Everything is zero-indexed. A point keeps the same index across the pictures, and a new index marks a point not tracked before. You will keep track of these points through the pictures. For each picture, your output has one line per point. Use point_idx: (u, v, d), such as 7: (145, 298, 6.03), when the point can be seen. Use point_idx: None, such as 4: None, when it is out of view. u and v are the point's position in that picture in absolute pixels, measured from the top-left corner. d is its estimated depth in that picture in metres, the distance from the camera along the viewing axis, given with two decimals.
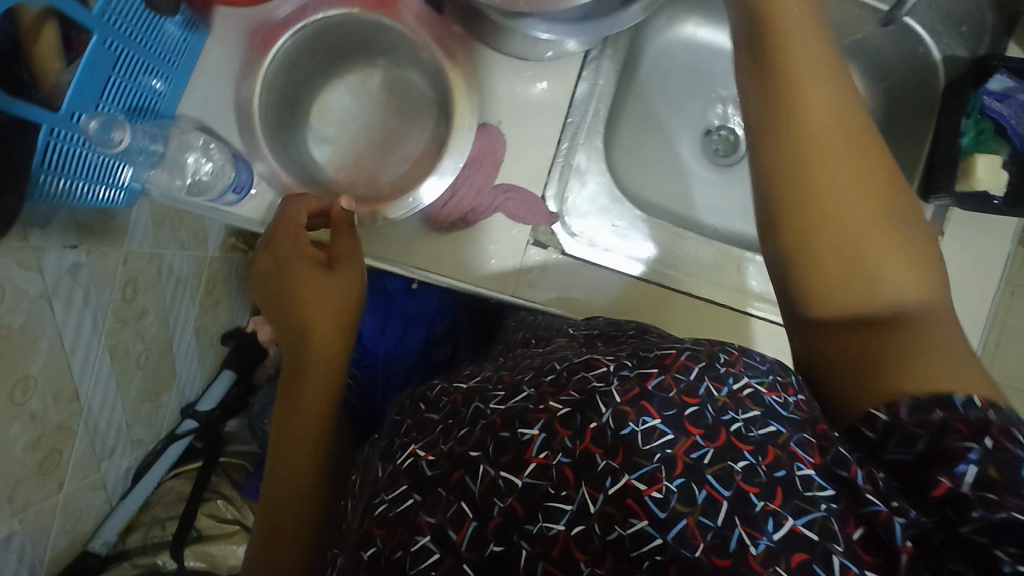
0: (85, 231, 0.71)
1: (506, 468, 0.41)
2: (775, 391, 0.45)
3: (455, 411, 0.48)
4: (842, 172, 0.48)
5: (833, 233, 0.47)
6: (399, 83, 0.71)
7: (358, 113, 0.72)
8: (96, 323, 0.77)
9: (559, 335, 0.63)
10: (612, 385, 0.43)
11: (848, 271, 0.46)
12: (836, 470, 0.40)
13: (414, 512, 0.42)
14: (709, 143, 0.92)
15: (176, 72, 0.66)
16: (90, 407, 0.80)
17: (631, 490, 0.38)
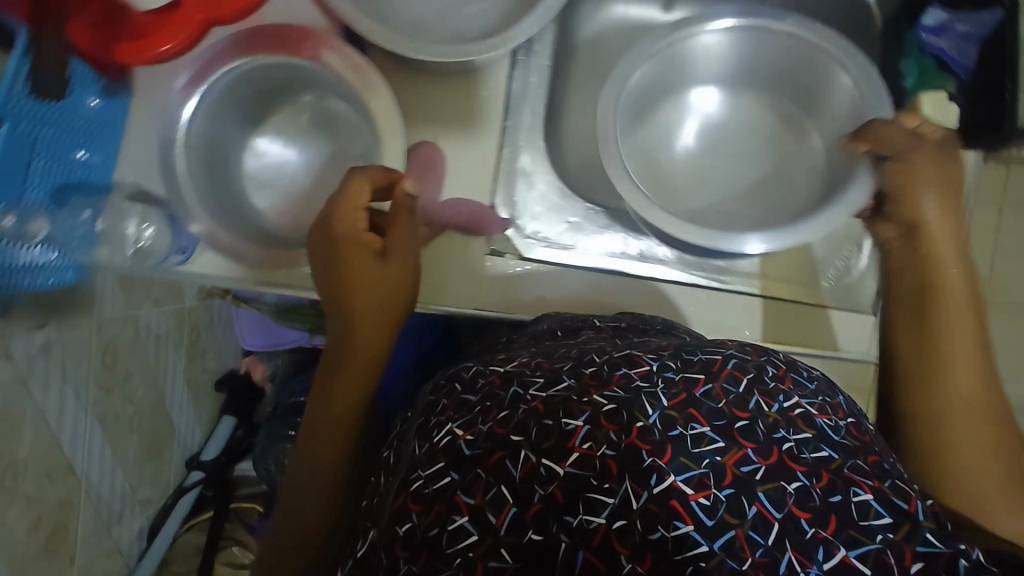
0: (50, 308, 0.71)
1: (547, 457, 0.46)
2: (825, 413, 0.52)
3: (494, 394, 0.53)
4: (962, 356, 0.56)
5: (965, 452, 0.53)
6: (326, 115, 0.70)
7: (295, 156, 0.71)
8: (79, 395, 0.77)
9: (585, 328, 0.65)
10: (659, 388, 0.50)
11: (957, 437, 0.53)
12: (896, 501, 0.46)
13: (453, 489, 0.47)
14: None
15: (103, 140, 0.64)
16: (88, 478, 0.81)
17: (677, 493, 0.44)
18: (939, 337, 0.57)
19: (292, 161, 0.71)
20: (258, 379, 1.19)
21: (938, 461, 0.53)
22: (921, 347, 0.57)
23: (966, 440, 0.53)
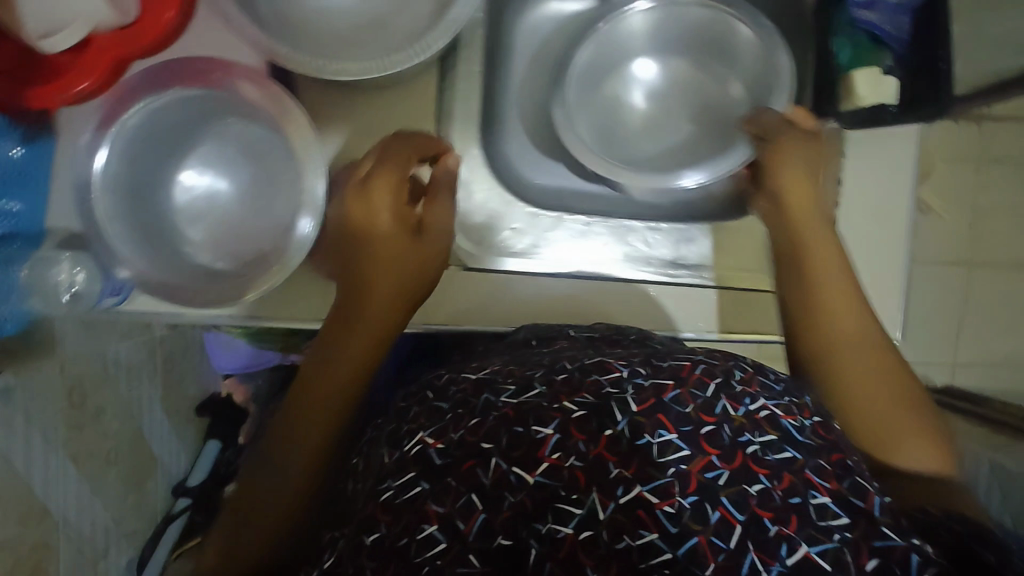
0: (7, 355, 0.69)
1: (517, 465, 0.53)
2: (792, 414, 0.57)
3: (466, 401, 0.60)
4: (858, 360, 0.68)
5: (870, 412, 0.65)
6: (251, 140, 0.76)
7: (224, 184, 0.77)
8: (48, 437, 0.77)
9: (561, 338, 0.74)
10: (629, 395, 0.56)
11: (876, 439, 0.64)
12: (851, 500, 0.51)
13: (423, 499, 0.54)
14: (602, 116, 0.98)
15: (28, 189, 0.70)
16: (67, 517, 0.81)
17: (643, 503, 0.51)
18: (839, 367, 0.68)
19: (225, 187, 0.77)
20: (240, 401, 1.20)
21: (863, 432, 0.65)
22: (839, 384, 0.67)
23: (869, 399, 0.66)
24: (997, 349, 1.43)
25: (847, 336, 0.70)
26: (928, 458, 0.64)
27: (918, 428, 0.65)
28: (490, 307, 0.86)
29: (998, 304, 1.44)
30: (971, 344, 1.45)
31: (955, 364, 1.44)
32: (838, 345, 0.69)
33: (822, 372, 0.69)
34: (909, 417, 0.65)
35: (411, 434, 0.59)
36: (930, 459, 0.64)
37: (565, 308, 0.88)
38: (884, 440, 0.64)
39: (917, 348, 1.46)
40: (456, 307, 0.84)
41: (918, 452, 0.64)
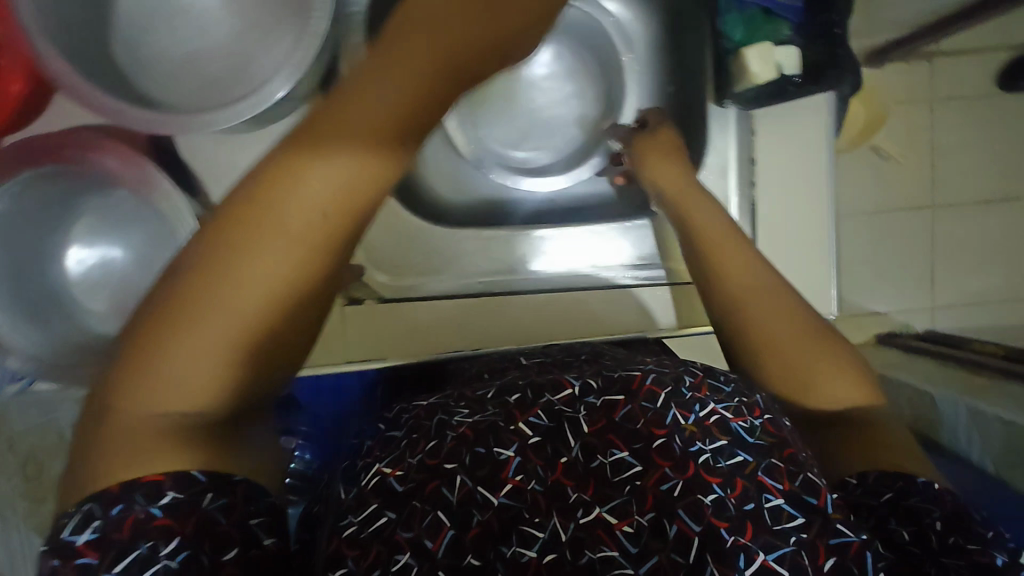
0: None
1: (482, 482, 0.45)
2: (741, 416, 0.51)
3: (418, 426, 0.52)
4: (764, 302, 0.58)
5: (786, 354, 0.56)
6: (124, 211, 0.67)
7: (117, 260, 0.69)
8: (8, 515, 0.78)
9: (511, 367, 0.61)
10: (579, 414, 0.50)
11: (788, 377, 0.56)
12: (806, 497, 0.45)
13: (392, 529, 0.44)
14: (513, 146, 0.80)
15: None
16: None
17: (602, 522, 0.43)
18: (746, 297, 0.60)
19: (118, 255, 0.69)
20: None
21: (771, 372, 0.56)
22: (734, 303, 0.59)
23: (781, 334, 0.57)
24: (968, 286, 1.46)
25: (738, 275, 0.61)
26: (846, 392, 0.55)
27: (829, 352, 0.56)
28: (421, 328, 0.68)
29: (959, 242, 1.44)
30: (946, 284, 1.45)
31: (933, 307, 1.45)
32: (733, 285, 0.60)
33: (736, 323, 0.59)
34: (804, 320, 0.57)
35: (367, 467, 0.50)
36: (850, 392, 0.55)
37: (530, 309, 0.71)
38: (802, 378, 0.55)
39: (892, 295, 1.44)
40: (391, 336, 0.68)
41: (835, 386, 0.55)
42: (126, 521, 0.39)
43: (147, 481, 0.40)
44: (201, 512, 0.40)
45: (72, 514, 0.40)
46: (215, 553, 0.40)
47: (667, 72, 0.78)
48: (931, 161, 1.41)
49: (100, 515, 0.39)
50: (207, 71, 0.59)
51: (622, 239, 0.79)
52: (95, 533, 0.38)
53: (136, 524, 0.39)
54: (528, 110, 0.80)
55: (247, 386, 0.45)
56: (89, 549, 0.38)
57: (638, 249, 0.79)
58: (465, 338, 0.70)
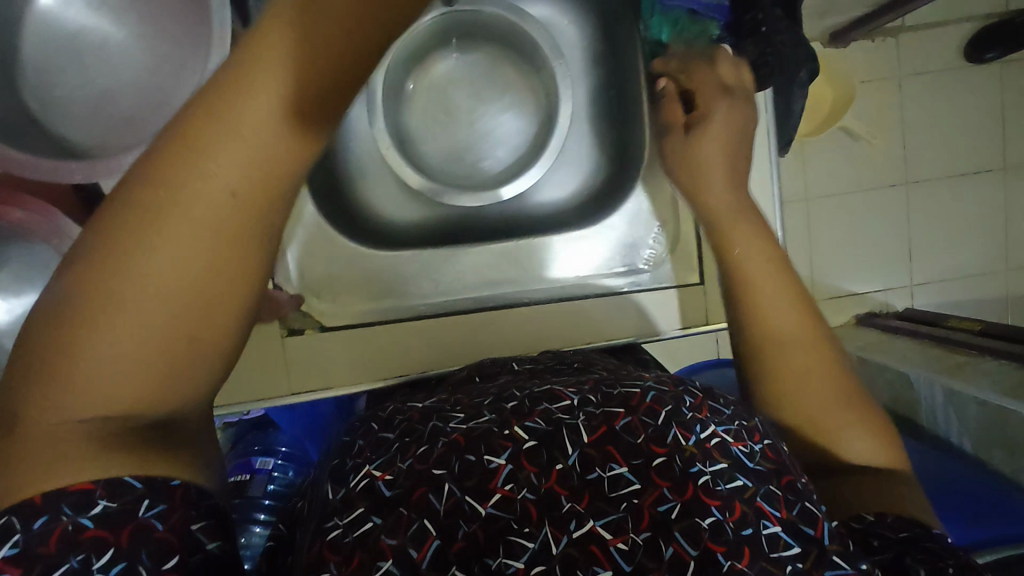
0: None
1: (472, 492, 0.41)
2: (742, 440, 0.45)
3: (411, 430, 0.48)
4: (785, 323, 0.55)
5: (810, 409, 0.52)
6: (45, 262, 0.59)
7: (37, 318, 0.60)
8: None
9: (503, 370, 0.57)
10: (579, 421, 0.45)
11: (811, 426, 0.52)
12: (803, 528, 0.41)
13: (375, 535, 0.40)
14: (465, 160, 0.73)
15: None
16: None
17: (596, 538, 0.39)
18: (766, 320, 0.55)
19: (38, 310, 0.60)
20: None
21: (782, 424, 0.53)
22: (752, 321, 0.56)
23: (807, 388, 0.52)
24: (947, 262, 1.42)
25: (761, 281, 0.56)
26: (871, 446, 0.51)
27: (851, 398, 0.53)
28: (361, 357, 0.64)
29: (938, 219, 1.40)
30: (924, 261, 1.41)
31: (912, 285, 1.41)
32: (767, 330, 0.55)
33: (763, 373, 0.54)
34: (825, 356, 0.54)
35: (357, 469, 0.45)
36: (875, 446, 0.51)
37: (479, 331, 0.66)
38: (824, 428, 0.51)
39: (870, 276, 1.40)
40: (328, 368, 0.63)
41: (860, 438, 0.51)
42: (53, 534, 0.33)
43: (75, 491, 0.34)
44: (138, 522, 0.34)
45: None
46: (155, 562, 0.34)
47: (606, 76, 0.76)
48: (901, 139, 1.36)
49: (22, 529, 0.32)
50: (123, 108, 0.56)
51: (596, 242, 0.70)
52: (14, 549, 0.32)
53: (64, 536, 0.33)
54: (461, 129, 0.73)
55: (183, 392, 0.37)
56: (8, 564, 0.32)
57: (617, 252, 0.70)
58: (408, 366, 0.64)
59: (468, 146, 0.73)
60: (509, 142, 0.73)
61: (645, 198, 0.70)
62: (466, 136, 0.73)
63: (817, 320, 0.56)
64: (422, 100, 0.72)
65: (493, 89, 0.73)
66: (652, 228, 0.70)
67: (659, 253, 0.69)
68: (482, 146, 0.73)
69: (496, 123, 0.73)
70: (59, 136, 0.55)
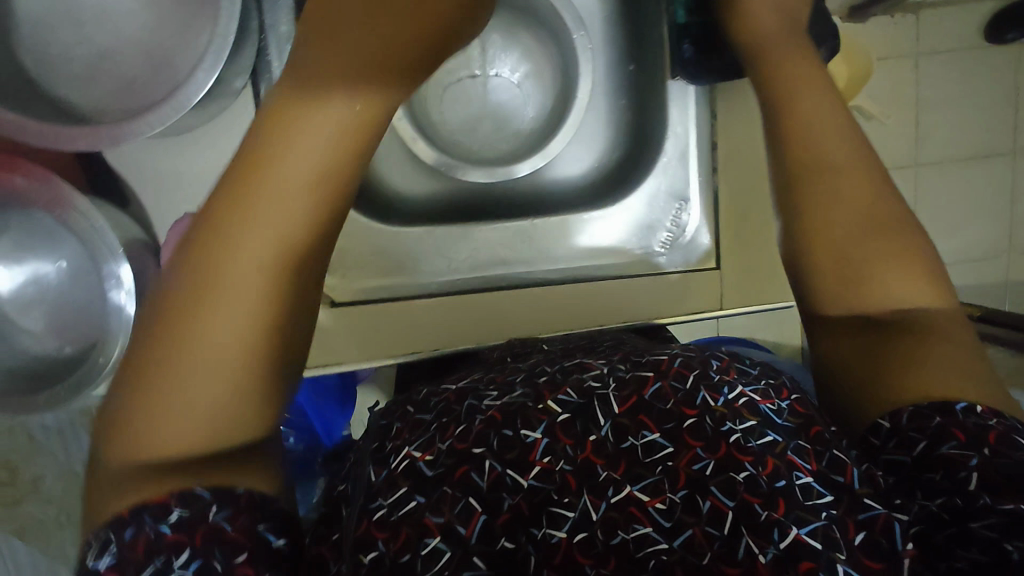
0: None
1: (512, 465, 0.40)
2: (769, 397, 0.43)
3: (449, 409, 0.44)
4: (821, 139, 0.49)
5: (845, 236, 0.46)
6: (38, 232, 0.55)
7: (34, 291, 0.57)
8: None
9: (536, 352, 0.56)
10: (610, 391, 0.43)
11: (839, 271, 0.46)
12: (833, 477, 0.38)
13: (420, 513, 0.38)
14: (493, 134, 0.71)
15: None
16: None
17: (634, 500, 0.39)
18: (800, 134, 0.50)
19: (37, 280, 0.57)
20: None
21: (824, 272, 0.46)
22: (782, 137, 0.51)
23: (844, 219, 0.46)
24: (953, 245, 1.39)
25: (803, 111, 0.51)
26: (909, 294, 0.44)
27: (895, 240, 0.45)
28: (373, 337, 0.63)
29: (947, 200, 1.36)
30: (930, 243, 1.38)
31: None
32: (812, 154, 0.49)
33: (805, 233, 0.48)
34: (874, 190, 0.47)
35: (396, 448, 0.42)
36: (912, 297, 0.44)
37: (489, 313, 0.65)
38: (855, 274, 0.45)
39: None
40: (341, 345, 0.62)
41: (901, 284, 0.44)
42: (139, 543, 0.33)
43: (154, 502, 0.34)
44: (211, 523, 0.34)
45: (91, 544, 0.34)
46: (227, 557, 0.34)
47: (630, 46, 0.72)
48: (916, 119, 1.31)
49: (115, 540, 0.33)
50: (126, 69, 0.54)
51: (614, 224, 0.69)
52: (112, 559, 0.33)
53: (149, 543, 0.33)
54: (496, 87, 0.71)
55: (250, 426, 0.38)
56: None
57: (635, 233, 0.70)
58: (418, 345, 0.64)
59: (496, 111, 0.71)
60: (533, 116, 0.72)
61: (666, 178, 0.69)
62: (497, 91, 0.71)
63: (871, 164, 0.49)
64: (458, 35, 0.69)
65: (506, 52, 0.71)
66: (671, 210, 0.69)
67: (677, 236, 0.69)
68: (512, 113, 0.72)
69: (524, 97, 0.72)
70: (59, 99, 0.53)
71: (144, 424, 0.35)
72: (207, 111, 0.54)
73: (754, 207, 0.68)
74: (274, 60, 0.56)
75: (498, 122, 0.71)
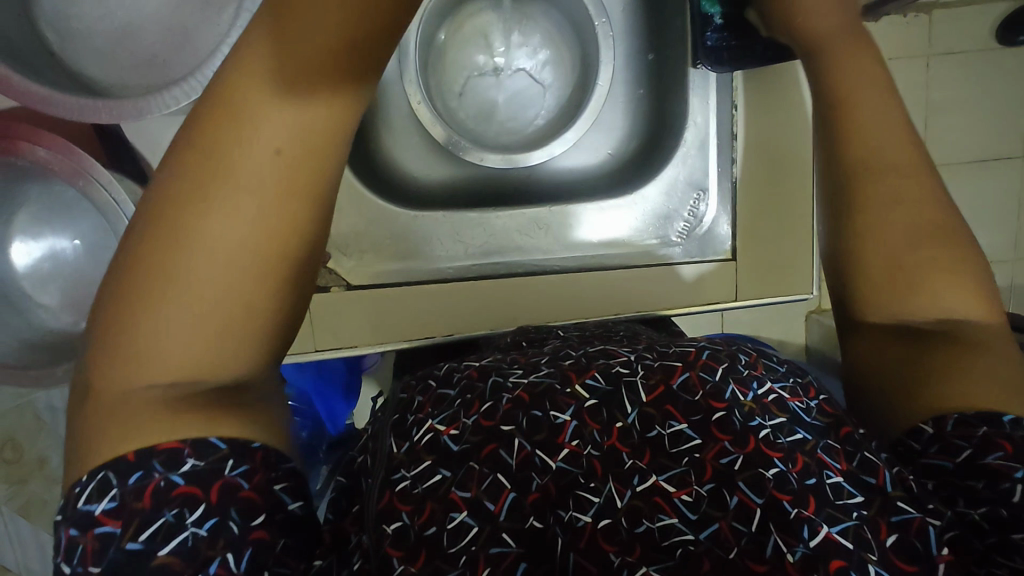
0: None
1: (542, 446, 0.40)
2: (797, 396, 0.43)
3: (472, 386, 0.43)
4: (859, 136, 0.48)
5: (892, 232, 0.46)
6: (62, 205, 0.58)
7: (71, 261, 0.60)
8: None
9: (552, 338, 0.56)
10: (638, 378, 0.43)
11: (888, 270, 0.45)
12: (863, 477, 0.38)
13: (446, 488, 0.38)
14: (511, 119, 0.72)
15: None
16: None
17: (659, 489, 0.38)
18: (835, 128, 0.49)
19: (68, 248, 0.60)
20: None
21: (869, 266, 0.46)
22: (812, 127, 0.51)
23: (898, 219, 0.46)
24: None
25: (843, 107, 0.50)
26: (955, 302, 0.44)
27: (948, 248, 0.45)
28: (388, 321, 0.64)
29: None
30: None
31: None
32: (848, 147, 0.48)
33: (846, 239, 0.48)
34: (928, 195, 0.47)
35: (419, 423, 0.42)
36: (958, 304, 0.43)
37: (505, 300, 0.66)
38: (906, 274, 0.44)
39: None
40: (356, 330, 0.63)
41: (951, 292, 0.44)
42: (145, 491, 0.32)
43: (163, 449, 0.33)
44: (225, 479, 0.33)
45: (84, 482, 0.33)
46: (244, 519, 0.33)
47: (647, 36, 0.72)
48: None
49: (118, 484, 0.32)
50: (149, 46, 0.54)
51: (630, 213, 0.70)
52: (113, 503, 0.32)
53: (157, 493, 0.32)
54: (517, 72, 0.71)
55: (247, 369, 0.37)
56: (108, 518, 0.32)
57: (652, 223, 0.70)
58: (433, 330, 0.65)
59: (513, 98, 0.71)
60: (551, 102, 0.72)
61: (684, 167, 0.69)
62: (514, 77, 0.71)
63: (908, 159, 0.48)
64: (476, 22, 0.70)
65: (523, 36, 0.71)
66: (689, 201, 0.70)
67: (694, 226, 0.70)
68: (529, 100, 0.72)
69: (541, 85, 0.72)
70: (80, 75, 0.53)
71: (126, 348, 0.34)
72: None
73: (771, 200, 0.69)
74: None
75: (517, 108, 0.72)
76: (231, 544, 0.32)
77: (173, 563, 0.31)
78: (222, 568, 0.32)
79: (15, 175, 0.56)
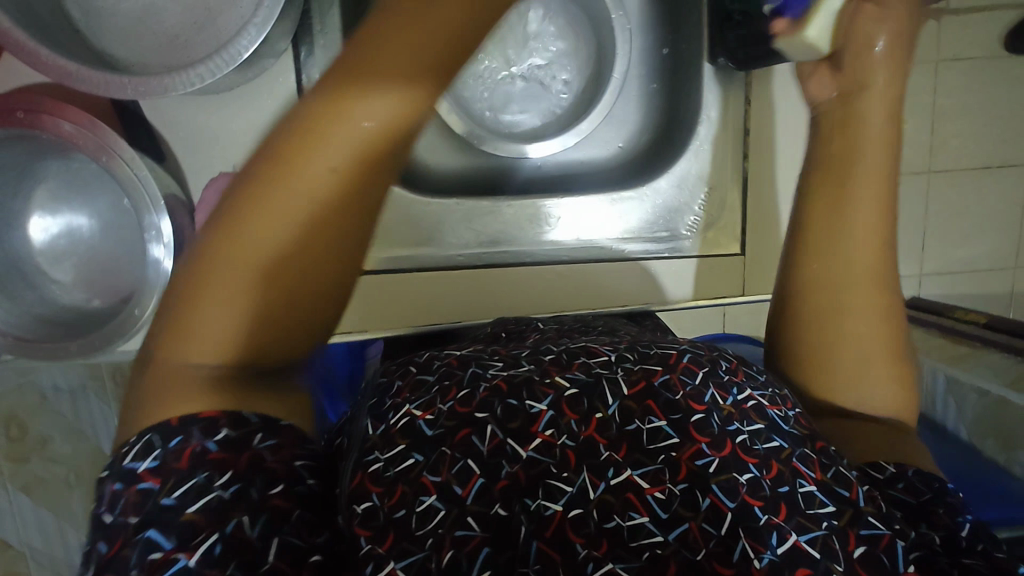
0: None
1: (514, 435, 0.40)
2: (776, 404, 0.44)
3: (450, 373, 0.44)
4: (869, 132, 0.49)
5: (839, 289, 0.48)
6: (81, 180, 0.60)
7: (89, 239, 0.62)
8: None
9: (531, 331, 0.56)
10: (619, 373, 0.43)
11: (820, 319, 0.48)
12: (838, 489, 0.39)
13: (417, 471, 0.38)
14: (525, 113, 0.73)
15: None
16: None
17: (633, 485, 0.38)
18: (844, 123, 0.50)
19: (85, 225, 0.62)
20: None
21: (810, 322, 0.48)
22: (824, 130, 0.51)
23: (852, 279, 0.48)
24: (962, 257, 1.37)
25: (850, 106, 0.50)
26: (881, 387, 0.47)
27: (887, 331, 0.48)
28: (396, 302, 0.65)
29: None
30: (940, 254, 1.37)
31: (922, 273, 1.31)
32: (850, 142, 0.49)
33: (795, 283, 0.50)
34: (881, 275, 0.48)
35: (396, 406, 0.42)
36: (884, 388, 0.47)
37: (505, 288, 0.68)
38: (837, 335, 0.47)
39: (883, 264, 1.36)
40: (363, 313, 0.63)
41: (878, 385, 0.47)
42: (185, 452, 0.34)
43: (202, 417, 0.36)
44: (253, 451, 0.36)
45: (132, 443, 0.36)
46: (265, 486, 0.35)
47: (660, 30, 0.73)
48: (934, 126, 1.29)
49: (161, 445, 0.35)
50: (171, 27, 0.55)
51: (639, 208, 0.70)
52: (155, 462, 0.34)
53: (195, 455, 0.34)
54: (532, 69, 0.72)
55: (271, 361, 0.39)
56: (149, 475, 0.34)
57: (662, 216, 0.70)
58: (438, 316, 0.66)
59: (523, 92, 0.72)
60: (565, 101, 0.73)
61: (696, 161, 0.70)
62: (528, 71, 0.72)
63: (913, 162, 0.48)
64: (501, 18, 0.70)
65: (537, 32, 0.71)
66: (699, 195, 0.70)
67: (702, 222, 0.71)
68: (539, 96, 0.73)
69: (552, 77, 0.73)
70: (103, 52, 0.54)
71: (193, 317, 0.38)
72: (246, 71, 0.56)
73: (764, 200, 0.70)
74: (317, 21, 0.61)
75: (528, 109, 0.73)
76: (250, 509, 0.34)
77: (197, 520, 0.33)
78: (237, 530, 0.33)
79: (36, 150, 0.56)
